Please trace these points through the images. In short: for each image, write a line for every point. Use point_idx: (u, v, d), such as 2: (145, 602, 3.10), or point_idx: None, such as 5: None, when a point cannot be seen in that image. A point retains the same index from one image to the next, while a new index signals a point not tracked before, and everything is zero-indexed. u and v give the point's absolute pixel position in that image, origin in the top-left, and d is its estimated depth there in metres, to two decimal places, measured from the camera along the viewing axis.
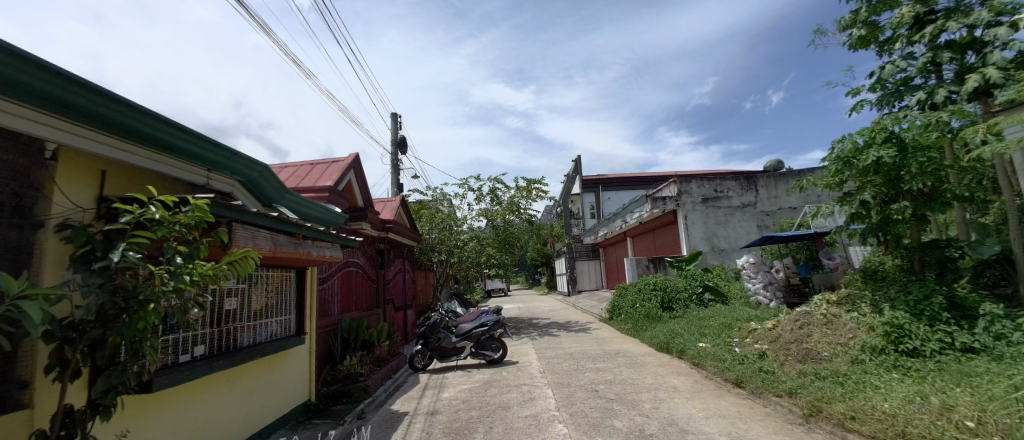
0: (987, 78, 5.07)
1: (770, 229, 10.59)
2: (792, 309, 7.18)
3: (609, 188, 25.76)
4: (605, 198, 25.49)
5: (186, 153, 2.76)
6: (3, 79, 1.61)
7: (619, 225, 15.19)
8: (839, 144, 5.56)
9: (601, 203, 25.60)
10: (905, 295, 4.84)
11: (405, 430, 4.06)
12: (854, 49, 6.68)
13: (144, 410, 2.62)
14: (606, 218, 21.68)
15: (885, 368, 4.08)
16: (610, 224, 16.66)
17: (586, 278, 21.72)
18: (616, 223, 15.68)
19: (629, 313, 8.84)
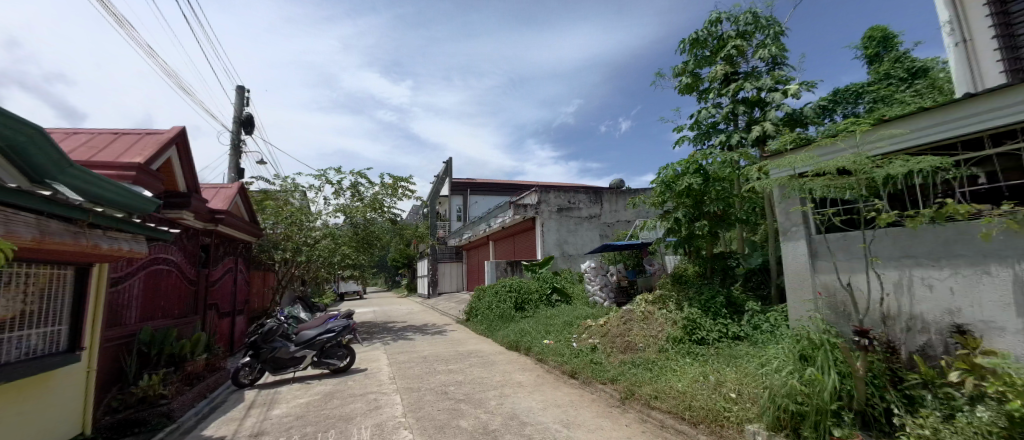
0: (765, 130, 6.54)
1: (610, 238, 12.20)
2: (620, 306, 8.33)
3: (478, 192, 26.42)
4: (472, 202, 26.10)
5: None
6: None
7: (483, 229, 15.73)
8: (664, 170, 6.71)
9: (468, 207, 26.13)
10: (699, 295, 6.06)
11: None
12: (682, 93, 8.14)
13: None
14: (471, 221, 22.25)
15: (681, 354, 5.04)
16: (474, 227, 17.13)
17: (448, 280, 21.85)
18: (480, 226, 16.20)
19: (485, 314, 9.21)
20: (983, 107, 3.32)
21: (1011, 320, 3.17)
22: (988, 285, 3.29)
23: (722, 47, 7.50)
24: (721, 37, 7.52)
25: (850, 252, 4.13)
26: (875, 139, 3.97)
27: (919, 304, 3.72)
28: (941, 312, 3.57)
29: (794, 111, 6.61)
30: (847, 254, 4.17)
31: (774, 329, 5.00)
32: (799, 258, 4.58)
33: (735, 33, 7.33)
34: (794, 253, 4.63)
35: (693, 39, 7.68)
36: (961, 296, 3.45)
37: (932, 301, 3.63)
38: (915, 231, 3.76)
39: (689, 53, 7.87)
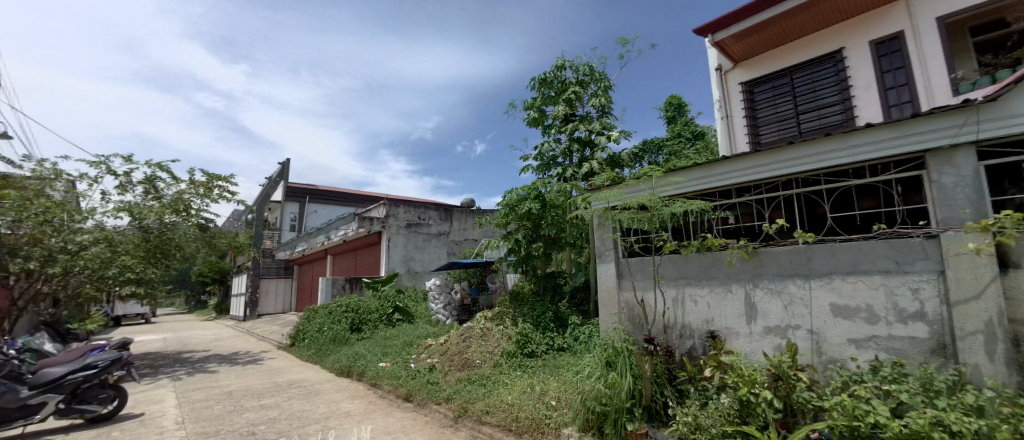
0: (592, 167, 7.62)
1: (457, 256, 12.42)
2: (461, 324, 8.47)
3: (319, 200, 23.90)
4: (309, 211, 23.50)
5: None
6: None
7: (320, 242, 14.28)
8: (509, 194, 7.16)
9: (305, 216, 23.42)
10: (532, 312, 6.56)
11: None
12: (530, 125, 8.92)
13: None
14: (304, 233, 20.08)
15: (512, 368, 5.36)
16: (311, 239, 15.42)
17: (272, 299, 18.90)
18: (318, 238, 14.67)
19: (315, 337, 8.31)
20: (735, 166, 4.51)
21: (743, 326, 4.34)
22: (729, 300, 4.45)
23: (565, 90, 8.55)
24: (565, 81, 8.57)
25: (645, 273, 5.07)
26: (666, 184, 4.97)
27: (687, 315, 4.75)
28: (701, 321, 4.63)
29: (614, 154, 7.87)
30: (642, 275, 5.11)
31: (588, 336, 5.72)
32: (609, 279, 5.36)
33: (575, 81, 8.45)
34: (605, 274, 5.40)
35: (542, 79, 8.59)
36: (713, 308, 4.56)
37: (696, 312, 4.68)
38: (687, 258, 4.82)
39: (538, 91, 8.75)
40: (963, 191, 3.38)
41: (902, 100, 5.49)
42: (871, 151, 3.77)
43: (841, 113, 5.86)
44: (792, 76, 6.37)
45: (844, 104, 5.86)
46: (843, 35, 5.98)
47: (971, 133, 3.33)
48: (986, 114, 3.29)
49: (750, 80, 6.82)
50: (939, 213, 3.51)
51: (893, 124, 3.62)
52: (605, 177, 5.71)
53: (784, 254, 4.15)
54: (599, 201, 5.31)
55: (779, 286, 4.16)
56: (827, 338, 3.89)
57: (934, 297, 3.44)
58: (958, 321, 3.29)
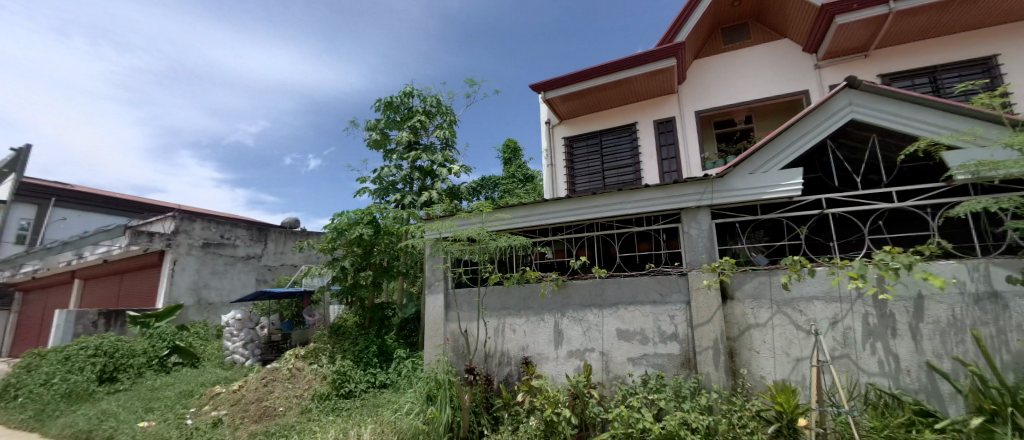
0: (431, 197, 7.70)
1: (268, 283, 10.92)
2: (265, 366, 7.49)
3: (68, 205, 17.82)
4: (53, 218, 17.37)
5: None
6: None
7: (64, 260, 10.61)
8: (338, 217, 6.65)
9: (43, 224, 17.17)
10: (354, 347, 6.21)
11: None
12: (371, 148, 8.57)
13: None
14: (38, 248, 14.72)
15: (325, 412, 5.06)
16: (46, 257, 11.32)
17: None
18: (60, 256, 10.87)
19: (32, 392, 6.03)
20: (552, 208, 5.14)
21: (551, 351, 4.85)
22: (541, 328, 4.93)
23: (411, 117, 8.52)
24: (412, 108, 8.57)
25: (470, 304, 5.29)
26: (494, 218, 5.36)
27: (506, 343, 5.06)
28: (518, 349, 4.99)
29: (454, 187, 8.14)
30: (468, 306, 5.33)
31: (409, 371, 5.56)
32: (436, 310, 5.42)
33: (422, 110, 8.51)
34: (433, 305, 5.44)
35: (388, 102, 8.45)
36: (528, 336, 4.98)
37: (514, 340, 5.03)
38: (508, 289, 5.19)
39: (383, 113, 8.55)
40: (702, 240, 4.54)
41: (671, 168, 7.17)
42: (649, 205, 4.77)
43: (634, 173, 7.35)
44: (602, 138, 7.75)
45: (636, 166, 7.36)
46: (637, 112, 7.59)
47: (708, 200, 4.55)
48: (717, 188, 4.53)
49: (572, 135, 7.99)
50: (688, 256, 4.60)
51: (663, 186, 4.68)
52: (436, 208, 5.87)
53: (586, 286, 4.85)
54: (433, 231, 5.41)
55: (581, 315, 4.82)
56: (613, 358, 4.63)
57: (683, 321, 4.47)
58: (697, 339, 4.32)
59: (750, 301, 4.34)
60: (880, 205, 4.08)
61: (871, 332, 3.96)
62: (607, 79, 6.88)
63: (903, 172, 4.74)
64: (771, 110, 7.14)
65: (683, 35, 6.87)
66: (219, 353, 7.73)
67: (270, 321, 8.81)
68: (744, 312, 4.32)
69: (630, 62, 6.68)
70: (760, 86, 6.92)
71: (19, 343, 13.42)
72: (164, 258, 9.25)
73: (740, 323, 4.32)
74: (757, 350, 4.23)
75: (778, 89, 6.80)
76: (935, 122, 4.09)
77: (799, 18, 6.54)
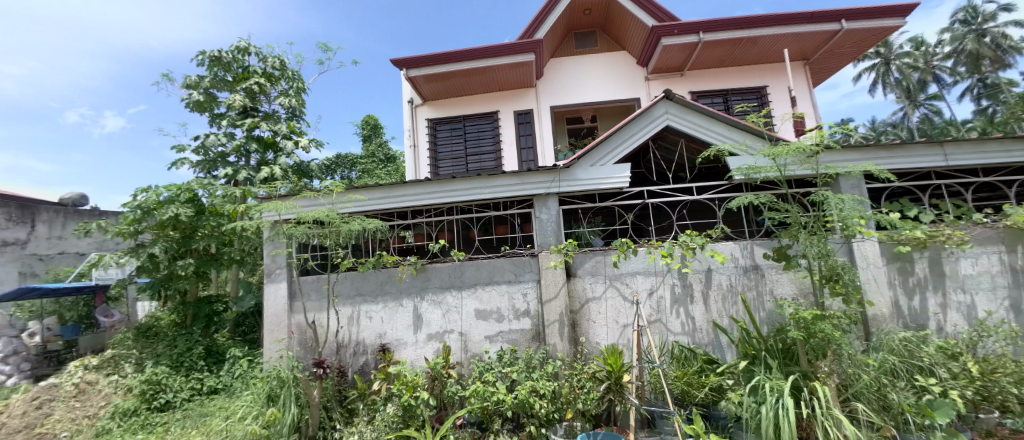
0: (273, 173, 6.79)
1: (39, 278, 8.63)
2: (39, 384, 6.06)
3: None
4: None
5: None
6: None
7: None
8: (144, 193, 5.56)
9: None
10: (171, 350, 5.23)
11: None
12: (192, 109, 7.53)
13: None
14: None
15: (128, 432, 4.21)
16: None
17: None
18: None
19: None
20: (409, 191, 5.06)
21: (409, 336, 4.79)
22: (400, 313, 4.84)
23: (246, 78, 7.68)
24: (247, 68, 7.74)
25: (319, 293, 4.91)
26: (345, 200, 5.06)
27: (361, 332, 4.83)
28: (374, 336, 4.81)
29: (303, 163, 7.36)
30: (317, 295, 4.94)
31: (244, 371, 4.86)
32: (278, 301, 4.89)
33: (261, 71, 7.77)
34: (274, 297, 4.90)
35: (215, 57, 7.42)
36: (386, 322, 4.83)
37: (369, 328, 4.83)
38: (363, 275, 4.93)
39: (208, 69, 7.51)
40: (551, 225, 4.99)
41: (529, 158, 7.69)
42: (505, 191, 5.02)
43: (495, 159, 7.68)
44: (466, 123, 7.87)
45: (497, 153, 7.69)
46: (502, 101, 7.88)
47: (556, 188, 5.00)
48: (563, 177, 5.02)
49: (438, 117, 7.90)
50: (539, 239, 4.99)
51: (517, 174, 4.97)
52: (271, 187, 5.35)
53: (445, 269, 4.90)
54: (270, 211, 4.93)
55: (440, 298, 4.86)
56: (471, 337, 4.79)
57: (534, 298, 4.86)
58: (546, 314, 4.74)
59: (588, 277, 4.90)
60: (685, 197, 5.01)
61: (676, 300, 4.88)
62: (472, 65, 6.94)
63: (701, 172, 5.93)
64: (614, 112, 8.19)
65: (541, 32, 7.33)
66: None
67: (41, 327, 6.96)
68: (584, 288, 4.87)
69: (492, 51, 6.87)
70: (606, 89, 7.82)
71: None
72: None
73: (581, 297, 4.85)
74: (594, 320, 4.82)
75: (619, 93, 7.78)
76: (720, 133, 5.19)
77: (635, 34, 7.55)
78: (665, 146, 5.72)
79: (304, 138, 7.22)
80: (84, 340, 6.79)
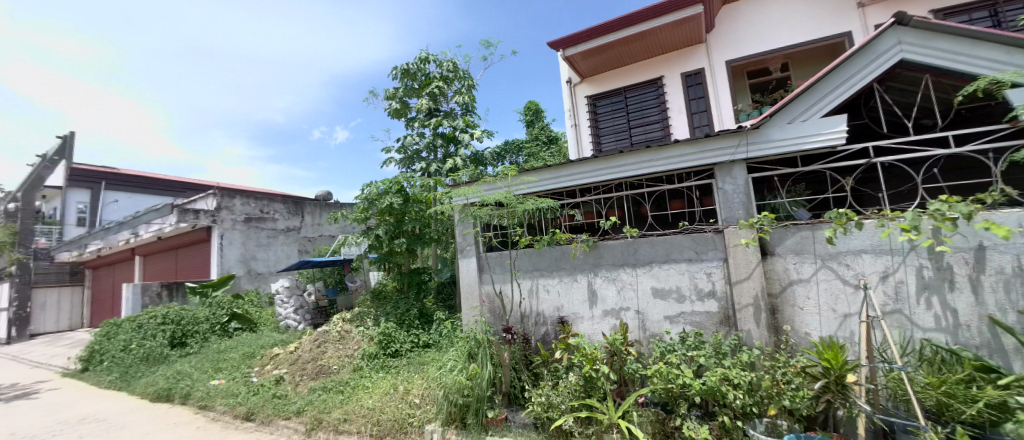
0: (455, 163, 7.80)
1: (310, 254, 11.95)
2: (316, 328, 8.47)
3: (119, 188, 18.77)
4: (110, 201, 18.87)
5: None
6: None
7: (124, 240, 11.91)
8: (367, 188, 7.02)
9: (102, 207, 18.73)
10: (396, 310, 6.59)
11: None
12: (392, 117, 9.14)
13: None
14: (106, 228, 16.12)
15: (375, 369, 5.49)
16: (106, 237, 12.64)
17: (50, 315, 14.61)
18: (118, 237, 12.11)
19: (116, 358, 7.22)
20: (577, 169, 5.14)
21: (586, 311, 4.94)
22: (575, 288, 5.02)
23: (429, 84, 8.88)
24: (428, 75, 8.93)
25: (502, 266, 5.46)
26: (519, 182, 5.45)
27: (541, 304, 5.20)
28: (552, 309, 5.12)
29: (478, 152, 8.21)
30: (501, 268, 5.51)
31: (449, 332, 5.79)
32: (470, 273, 5.63)
33: (439, 76, 8.89)
34: (467, 269, 5.66)
35: (404, 70, 8.79)
36: (562, 296, 5.08)
37: (548, 301, 5.16)
38: (539, 251, 5.27)
39: (401, 81, 8.96)
40: (738, 197, 4.41)
41: (703, 123, 6.91)
42: (680, 161, 4.64)
43: (663, 129, 7.15)
44: (627, 95, 7.52)
45: (664, 122, 7.14)
46: (666, 65, 7.24)
47: (743, 153, 4.36)
48: (753, 139, 4.33)
49: (597, 93, 7.75)
50: (723, 213, 4.48)
51: (693, 142, 4.52)
52: (460, 174, 6.11)
53: (618, 247, 4.85)
54: (459, 195, 5.64)
55: (614, 274, 4.85)
56: (649, 316, 4.65)
57: (721, 278, 4.40)
58: (736, 297, 4.25)
59: (791, 256, 4.19)
60: (937, 150, 3.77)
61: (925, 286, 3.76)
62: (631, 32, 6.54)
63: (962, 115, 4.38)
64: (812, 55, 6.70)
65: None
66: (273, 319, 8.67)
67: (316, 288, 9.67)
68: (786, 268, 4.19)
69: (654, 12, 6.34)
70: (800, 28, 6.43)
71: (96, 311, 15.08)
72: (211, 233, 10.17)
73: (782, 279, 4.20)
74: (801, 307, 4.11)
75: (821, 31, 6.29)
76: (1001, 55, 3.69)
77: None
78: (900, 87, 4.40)
79: (477, 130, 8.07)
80: (341, 299, 9.24)
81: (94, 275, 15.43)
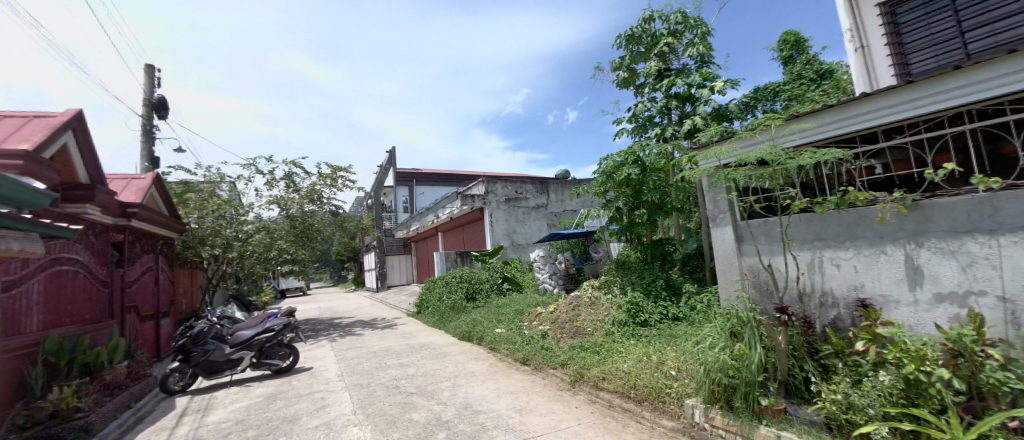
0: (695, 124, 7.11)
1: (557, 227, 13.46)
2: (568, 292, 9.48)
3: (423, 184, 26.36)
4: (418, 193, 26.30)
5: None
6: None
7: (431, 220, 16.33)
8: (604, 161, 7.18)
9: (415, 198, 26.22)
10: (641, 279, 6.69)
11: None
12: (620, 87, 9.02)
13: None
14: (419, 212, 22.56)
15: (626, 336, 5.70)
16: (422, 219, 17.73)
17: (398, 273, 21.79)
18: (429, 218, 16.74)
19: (437, 305, 10.01)
20: (879, 105, 3.81)
21: (904, 294, 3.68)
22: (884, 263, 3.81)
23: (656, 44, 8.31)
24: (655, 35, 8.34)
25: (771, 236, 4.71)
26: (786, 132, 4.46)
27: (828, 281, 4.22)
28: (847, 288, 4.08)
29: (721, 107, 7.25)
30: (769, 239, 4.76)
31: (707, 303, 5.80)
32: (727, 243, 5.15)
33: (667, 32, 8.17)
34: (722, 239, 5.20)
35: (629, 36, 8.46)
36: (863, 273, 3.96)
37: (839, 278, 4.14)
38: (822, 217, 4.27)
39: (626, 49, 8.68)
40: None
41: None
42: None
43: None
44: None
45: None
46: None
47: None
48: None
49: None
50: None
51: None
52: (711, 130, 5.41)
53: (961, 206, 3.34)
54: (706, 158, 5.07)
55: (952, 245, 3.39)
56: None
57: None
58: None
59: None
60: None
61: None
62: None
63: None
64: None
65: None
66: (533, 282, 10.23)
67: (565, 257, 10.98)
68: None
69: None
70: None
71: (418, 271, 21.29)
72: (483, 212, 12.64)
73: None
74: None
75: None
76: None
77: None
78: None
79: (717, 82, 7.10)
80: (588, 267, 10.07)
81: (415, 247, 21.76)
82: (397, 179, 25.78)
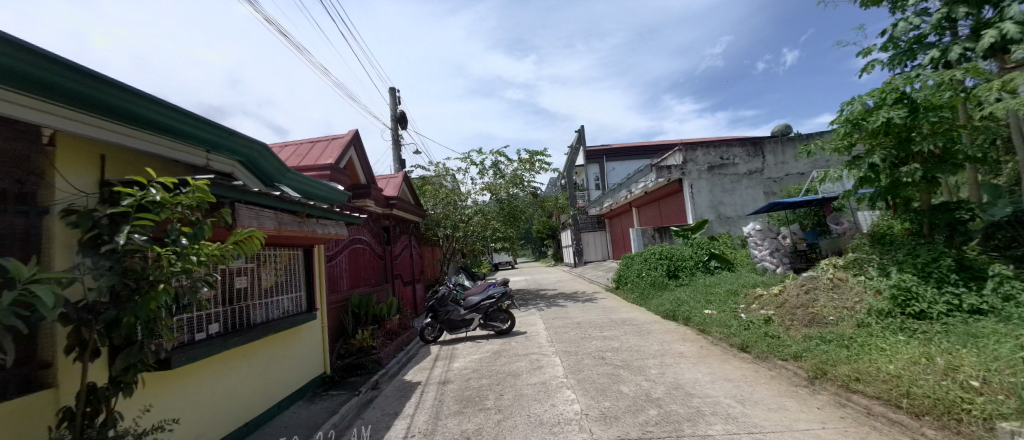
0: (1004, 34, 5.05)
1: (776, 195, 11.43)
2: (798, 273, 8.09)
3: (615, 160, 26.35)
4: (609, 170, 26.32)
5: (146, 122, 2.55)
6: (72, 93, 2.07)
7: (624, 196, 16.11)
8: (848, 106, 5.63)
9: (606, 174, 26.39)
10: (914, 258, 5.15)
11: (413, 410, 4.21)
12: (866, 5, 6.85)
13: (19, 422, 1.93)
14: (611, 188, 22.59)
15: (890, 330, 4.43)
16: (615, 195, 17.68)
17: (593, 249, 22.48)
18: (621, 194, 16.59)
19: (636, 281, 9.87)
20: None
21: None
22: None
23: None
24: None
25: None
26: None
27: None
28: None
29: None
30: None
31: None
32: None
33: None
34: None
35: None
36: None
37: None
38: None
39: None
40: None
41: None
42: None
43: None
44: None
45: None
46: None
47: None
48: None
49: None
50: None
51: None
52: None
53: None
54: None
55: None
56: None
57: None
58: None
59: None
60: None
61: None
62: None
63: None
64: None
65: None
66: (749, 261, 9.01)
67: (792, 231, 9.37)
68: None
69: None
70: None
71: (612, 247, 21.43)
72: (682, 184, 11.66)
73: None
74: None
75: None
76: None
77: None
78: None
79: None
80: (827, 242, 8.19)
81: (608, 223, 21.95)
82: (587, 158, 26.41)
